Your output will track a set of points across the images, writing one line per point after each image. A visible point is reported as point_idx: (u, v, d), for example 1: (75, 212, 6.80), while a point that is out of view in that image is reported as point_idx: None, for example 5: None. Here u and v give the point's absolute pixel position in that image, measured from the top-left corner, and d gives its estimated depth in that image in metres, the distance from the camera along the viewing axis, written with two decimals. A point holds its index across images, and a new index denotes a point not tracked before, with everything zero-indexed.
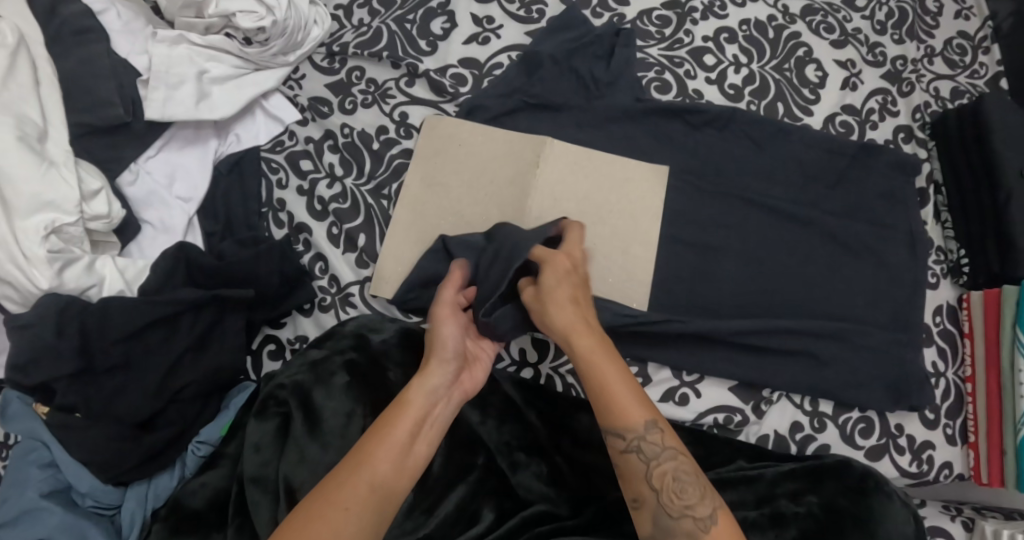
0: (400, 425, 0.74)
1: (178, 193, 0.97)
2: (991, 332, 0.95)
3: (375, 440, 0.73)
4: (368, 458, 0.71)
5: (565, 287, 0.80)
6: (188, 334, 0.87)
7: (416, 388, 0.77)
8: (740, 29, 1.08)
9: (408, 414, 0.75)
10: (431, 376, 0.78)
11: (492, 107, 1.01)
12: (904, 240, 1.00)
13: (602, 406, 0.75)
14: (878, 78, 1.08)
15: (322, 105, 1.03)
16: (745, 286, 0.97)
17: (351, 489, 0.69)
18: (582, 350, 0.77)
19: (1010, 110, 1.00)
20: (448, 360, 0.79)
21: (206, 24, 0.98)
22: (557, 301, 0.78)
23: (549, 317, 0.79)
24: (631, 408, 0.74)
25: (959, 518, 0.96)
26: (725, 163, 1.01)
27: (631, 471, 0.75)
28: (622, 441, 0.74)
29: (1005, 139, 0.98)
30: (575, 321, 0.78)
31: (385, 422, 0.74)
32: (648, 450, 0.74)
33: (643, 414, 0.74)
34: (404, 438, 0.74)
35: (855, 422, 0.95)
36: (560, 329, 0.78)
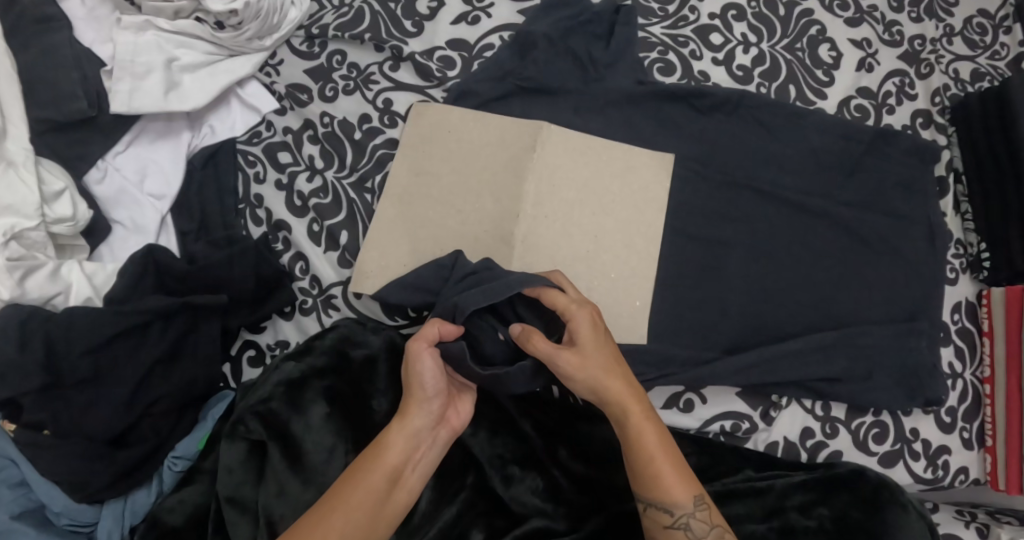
0: (378, 476, 0.71)
1: (149, 190, 0.90)
2: (1011, 330, 0.91)
3: (354, 491, 0.70)
4: (343, 511, 0.69)
5: (606, 349, 0.75)
6: (160, 344, 0.81)
7: (396, 433, 0.73)
8: (749, 6, 1.00)
9: (387, 463, 0.72)
10: (412, 419, 0.73)
11: (482, 93, 0.93)
12: (923, 233, 0.94)
13: (658, 482, 0.72)
14: (894, 59, 1.01)
15: (300, 92, 0.95)
16: (754, 285, 0.91)
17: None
18: (641, 419, 0.73)
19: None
20: (428, 402, 0.73)
21: (176, 8, 0.91)
22: (601, 365, 0.74)
23: (598, 383, 0.74)
24: (677, 485, 0.72)
25: (974, 524, 0.92)
26: (734, 151, 0.94)
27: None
28: (673, 517, 0.72)
29: None
30: (625, 390, 0.74)
31: (363, 469, 0.71)
32: (695, 527, 0.72)
33: (692, 488, 0.72)
34: (381, 490, 0.71)
35: (868, 427, 0.91)
36: (611, 397, 0.74)
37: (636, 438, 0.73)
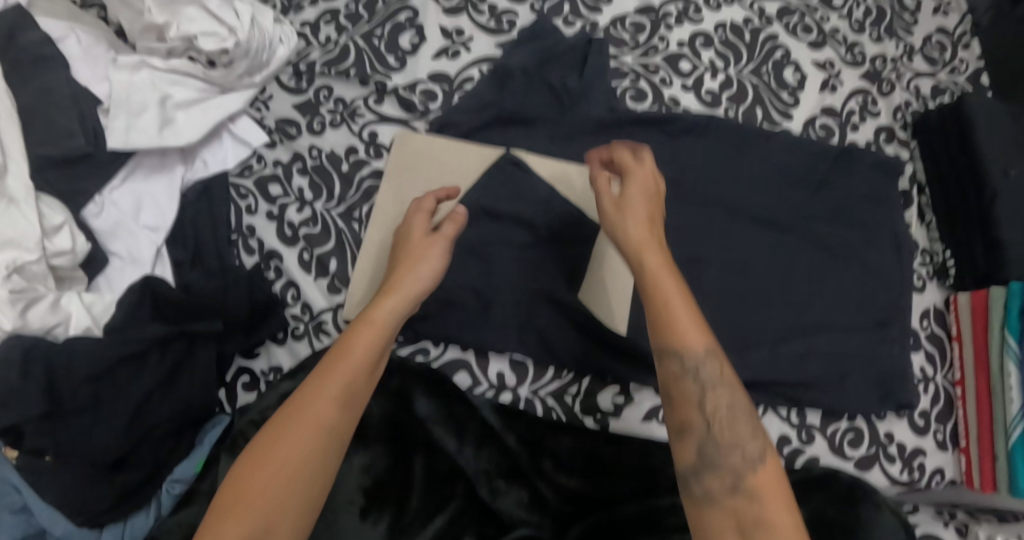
0: (359, 348, 0.71)
1: (145, 222, 0.94)
2: (978, 334, 0.95)
3: (336, 362, 0.70)
4: (325, 381, 0.69)
5: (642, 199, 0.76)
6: (156, 371, 0.84)
7: (374, 309, 0.74)
8: (716, 33, 1.04)
9: (366, 336, 0.72)
10: (397, 293, 0.75)
11: (463, 123, 0.96)
12: (888, 244, 0.98)
13: (664, 310, 0.70)
14: (857, 79, 1.06)
15: (289, 126, 0.99)
16: (730, 299, 0.94)
17: (306, 412, 0.67)
18: (653, 256, 0.72)
19: (994, 108, 0.98)
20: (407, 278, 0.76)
21: (168, 48, 0.96)
22: (635, 211, 0.75)
23: (624, 223, 0.75)
24: (690, 331, 0.69)
25: (953, 523, 0.93)
26: (706, 172, 0.97)
27: (683, 396, 0.69)
28: (681, 362, 0.68)
29: (988, 138, 0.96)
30: (648, 237, 0.74)
31: (344, 343, 0.72)
32: (706, 376, 0.69)
33: (704, 337, 0.69)
34: (363, 360, 0.71)
35: (843, 433, 0.94)
36: (629, 233, 0.74)
37: (651, 276, 0.71)
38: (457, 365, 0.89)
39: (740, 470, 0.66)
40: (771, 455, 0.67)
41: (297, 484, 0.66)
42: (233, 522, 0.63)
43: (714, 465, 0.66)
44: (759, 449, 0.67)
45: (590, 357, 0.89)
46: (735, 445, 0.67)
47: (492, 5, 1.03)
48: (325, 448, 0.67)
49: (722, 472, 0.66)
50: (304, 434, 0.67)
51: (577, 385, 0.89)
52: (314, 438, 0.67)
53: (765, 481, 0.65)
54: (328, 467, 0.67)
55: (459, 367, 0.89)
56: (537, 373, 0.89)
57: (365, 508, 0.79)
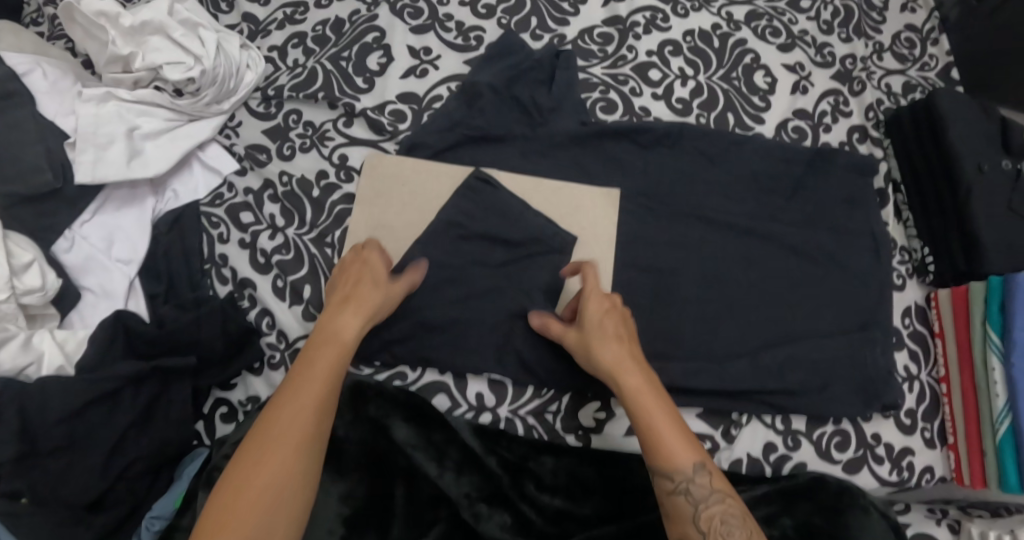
0: (325, 365, 0.76)
1: (117, 256, 0.93)
2: (961, 330, 0.95)
3: (304, 381, 0.75)
4: (298, 401, 0.73)
5: (608, 326, 0.81)
6: (132, 408, 0.83)
7: (334, 326, 0.79)
8: (684, 41, 1.04)
9: (329, 354, 0.77)
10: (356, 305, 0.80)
11: (433, 144, 0.95)
12: (867, 245, 0.98)
13: (649, 433, 0.74)
14: (828, 80, 1.06)
15: (259, 152, 0.99)
16: (708, 307, 0.93)
17: (281, 432, 0.72)
18: (631, 385, 0.76)
19: (962, 103, 0.98)
20: (363, 295, 0.81)
21: (134, 78, 0.95)
22: (604, 340, 0.80)
23: (595, 354, 0.79)
24: (680, 453, 0.73)
25: (945, 521, 0.94)
26: (679, 181, 0.96)
27: (678, 513, 0.73)
28: (669, 482, 0.73)
29: (960, 133, 0.96)
30: (619, 361, 0.78)
31: (307, 363, 0.76)
32: (698, 491, 0.72)
33: (688, 453, 0.73)
34: (331, 375, 0.76)
35: (830, 437, 0.93)
36: (604, 363, 0.78)
37: (631, 395, 0.76)
38: (436, 388, 0.88)
39: None
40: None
41: (282, 499, 0.70)
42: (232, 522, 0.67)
43: None
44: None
45: (569, 372, 0.88)
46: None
47: (459, 23, 1.03)
48: (304, 465, 0.72)
49: None
50: (286, 437, 0.71)
51: (558, 402, 0.88)
52: (292, 453, 0.71)
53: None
54: (308, 482, 0.72)
55: (437, 389, 0.88)
56: (516, 392, 0.88)
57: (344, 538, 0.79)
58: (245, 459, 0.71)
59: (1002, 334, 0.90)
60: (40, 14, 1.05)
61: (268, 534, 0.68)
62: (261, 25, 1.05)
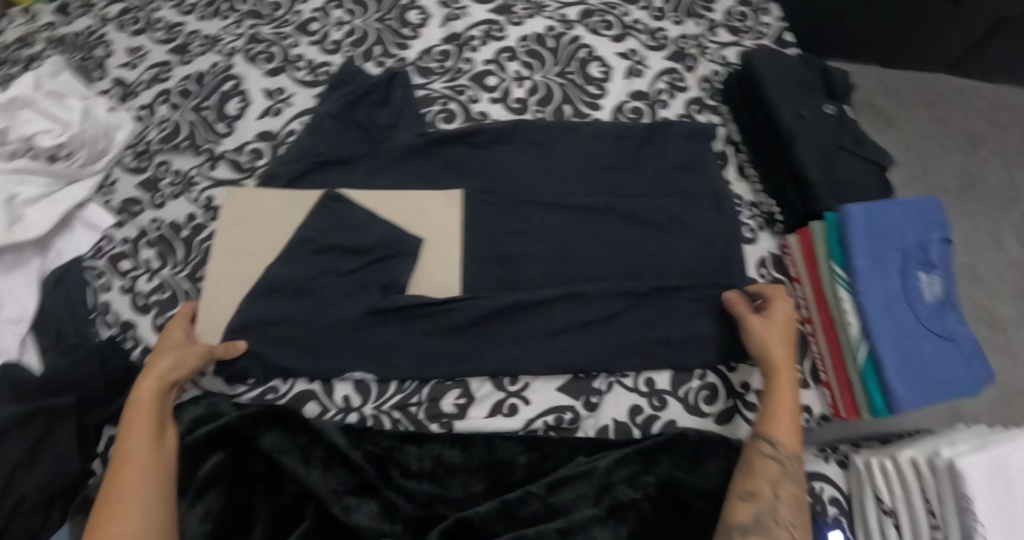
0: (137, 428, 0.81)
1: (7, 316, 0.98)
2: (812, 270, 1.01)
3: (125, 451, 0.79)
4: (123, 477, 0.77)
5: (784, 329, 0.91)
6: (18, 446, 0.88)
7: (136, 395, 0.83)
8: (520, 46, 1.13)
9: (138, 422, 0.81)
10: (155, 367, 0.86)
11: (285, 173, 1.01)
12: (709, 204, 1.03)
13: (779, 412, 0.85)
14: (663, 60, 1.15)
15: (134, 205, 1.05)
16: (558, 285, 0.97)
17: (116, 509, 0.76)
18: (789, 374, 0.88)
19: (771, 56, 1.08)
20: (161, 358, 0.87)
21: (10, 151, 1.04)
22: (782, 337, 0.90)
23: (783, 346, 0.89)
24: (792, 433, 0.84)
25: (835, 458, 1.01)
26: (519, 174, 1.02)
27: (759, 473, 0.82)
28: (774, 449, 0.83)
29: (774, 82, 1.05)
30: (784, 356, 0.89)
31: (125, 439, 0.80)
32: (788, 466, 0.83)
33: (795, 438, 0.85)
34: (147, 431, 0.81)
35: (698, 391, 0.95)
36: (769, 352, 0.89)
37: (781, 383, 0.87)
38: (304, 397, 0.92)
39: None
40: None
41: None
42: None
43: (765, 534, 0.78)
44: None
45: (425, 363, 0.92)
46: (789, 524, 0.79)
47: (309, 61, 1.12)
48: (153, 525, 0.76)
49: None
50: (119, 509, 0.76)
51: (418, 394, 0.92)
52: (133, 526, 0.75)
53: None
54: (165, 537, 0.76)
55: (305, 398, 0.92)
56: (380, 390, 0.92)
57: None
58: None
59: (845, 267, 0.97)
60: None
61: None
62: (131, 87, 1.14)
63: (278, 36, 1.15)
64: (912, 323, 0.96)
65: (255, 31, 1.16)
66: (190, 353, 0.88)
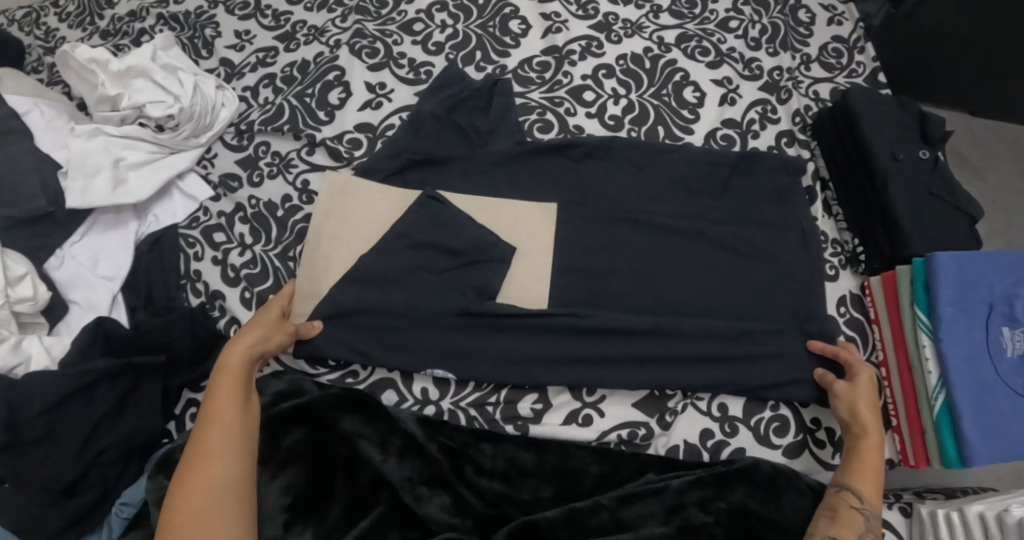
0: (224, 396, 0.83)
1: (102, 273, 1.02)
2: (893, 313, 1.01)
3: (210, 417, 0.81)
4: (206, 443, 0.79)
5: (869, 391, 0.92)
6: (107, 400, 0.90)
7: (224, 361, 0.85)
8: (617, 64, 1.15)
9: (225, 387, 0.83)
10: (246, 337, 0.88)
11: (383, 169, 1.03)
12: (795, 237, 1.03)
13: (866, 465, 0.86)
14: (756, 91, 1.15)
15: (231, 180, 1.09)
16: (640, 302, 0.98)
17: (200, 474, 0.77)
18: (875, 436, 0.88)
19: (871, 98, 1.08)
20: (253, 330, 0.89)
21: (121, 117, 1.07)
22: (871, 400, 0.91)
23: (868, 409, 0.90)
24: (875, 490, 0.85)
25: (898, 505, 1.00)
26: (611, 189, 1.04)
27: (846, 524, 0.82)
28: (862, 503, 0.83)
29: (870, 124, 1.05)
30: (871, 416, 0.89)
31: (211, 405, 0.82)
32: (872, 520, 0.83)
33: (878, 496, 0.85)
34: (233, 399, 0.83)
35: (768, 422, 0.96)
36: (862, 407, 0.89)
37: (863, 437, 0.88)
38: (383, 385, 0.95)
39: None
40: None
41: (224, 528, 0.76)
42: None
43: None
44: None
45: (507, 366, 0.94)
46: None
47: (411, 60, 1.15)
48: (236, 489, 0.78)
49: None
50: (201, 476, 0.77)
51: (497, 395, 0.95)
52: (217, 488, 0.77)
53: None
54: (246, 503, 0.78)
55: (385, 386, 0.94)
56: (458, 388, 0.95)
57: (288, 522, 0.84)
58: (173, 509, 0.76)
59: (929, 313, 0.96)
60: (40, 63, 1.21)
61: None
62: (236, 68, 1.18)
63: (382, 32, 1.17)
64: (991, 377, 0.95)
65: (360, 26, 1.18)
66: (281, 331, 0.91)
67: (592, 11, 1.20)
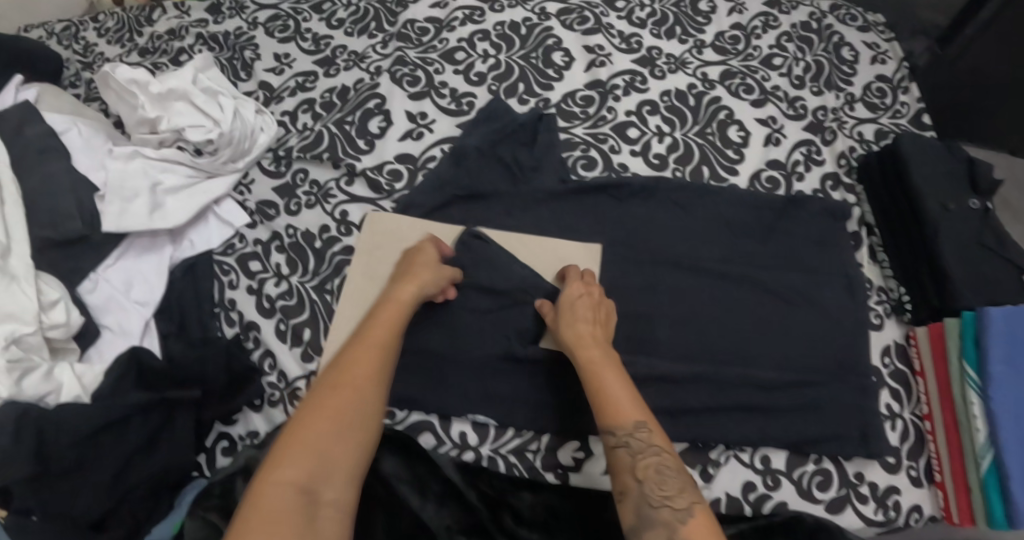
0: (386, 324, 0.86)
1: (135, 298, 1.00)
2: (941, 366, 0.98)
3: (371, 337, 0.84)
4: (361, 356, 0.82)
5: (581, 305, 0.90)
6: (140, 434, 0.88)
7: (394, 300, 0.89)
8: (661, 101, 1.13)
9: (393, 317, 0.87)
10: (416, 280, 0.91)
11: (425, 202, 1.04)
12: (841, 284, 1.02)
13: (605, 392, 0.82)
14: (801, 131, 1.14)
15: (269, 208, 1.08)
16: (683, 347, 0.98)
17: (351, 379, 0.79)
18: (590, 356, 0.85)
19: (920, 146, 1.06)
20: (422, 274, 0.91)
21: (159, 138, 1.06)
22: (569, 317, 0.89)
23: (565, 329, 0.88)
24: (625, 408, 0.80)
25: None
26: (653, 231, 1.04)
27: (621, 465, 0.78)
28: (613, 434, 0.79)
29: (923, 172, 1.04)
30: (582, 336, 0.87)
31: (374, 327, 0.85)
32: (637, 444, 0.77)
33: (633, 412, 0.79)
34: (393, 330, 0.86)
35: (811, 476, 0.94)
36: (569, 333, 0.88)
37: (585, 362, 0.85)
38: (419, 427, 0.93)
39: (672, 523, 0.72)
40: (698, 511, 0.72)
41: (351, 443, 0.76)
42: (299, 464, 0.72)
43: (649, 523, 0.73)
44: (688, 504, 0.73)
45: (549, 409, 0.93)
46: (665, 500, 0.74)
47: (453, 89, 1.14)
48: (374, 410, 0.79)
49: (657, 528, 0.72)
50: (354, 384, 0.79)
51: (538, 441, 0.93)
52: (364, 400, 0.79)
53: (693, 531, 0.71)
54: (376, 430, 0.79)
55: (422, 428, 0.92)
56: (499, 431, 0.93)
57: None
58: (317, 402, 0.77)
59: (978, 370, 0.94)
60: (78, 78, 1.19)
61: (333, 471, 0.74)
62: (275, 91, 1.16)
63: (424, 61, 1.16)
64: None
65: (401, 53, 1.17)
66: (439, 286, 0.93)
67: (635, 45, 1.19)
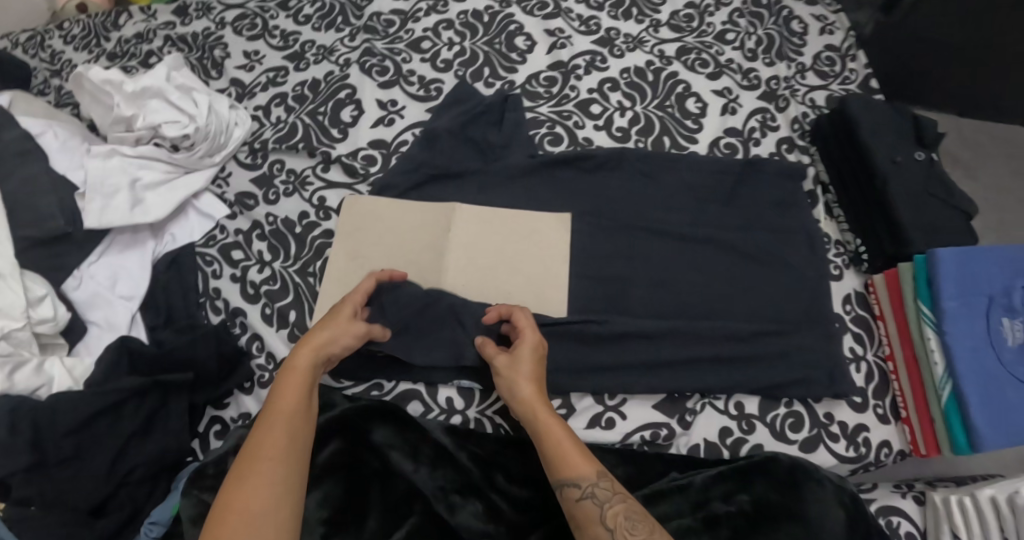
0: (290, 386, 0.84)
1: (120, 292, 1.02)
2: (898, 309, 1.03)
3: (276, 405, 0.82)
4: (269, 427, 0.81)
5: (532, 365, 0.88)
6: (133, 419, 0.90)
7: (293, 362, 0.86)
8: (621, 78, 1.19)
9: (296, 380, 0.85)
10: (315, 343, 0.87)
11: (400, 183, 1.08)
12: (801, 242, 1.07)
13: (561, 447, 0.81)
14: (755, 100, 1.19)
15: (247, 199, 1.11)
16: (656, 305, 1.02)
17: (263, 454, 0.79)
18: (547, 415, 0.84)
19: (868, 105, 1.13)
20: (322, 336, 0.88)
21: (136, 136, 1.08)
22: (524, 375, 0.87)
23: (515, 385, 0.87)
24: (580, 460, 0.80)
25: (911, 494, 0.98)
26: (619, 200, 1.08)
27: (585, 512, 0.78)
28: (579, 486, 0.79)
29: (869, 129, 1.10)
30: (530, 393, 0.86)
31: (278, 394, 0.84)
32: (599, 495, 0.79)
33: (588, 465, 0.80)
34: (298, 392, 0.84)
35: (783, 418, 0.99)
36: (520, 394, 0.86)
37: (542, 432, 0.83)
38: (408, 396, 0.96)
39: None
40: None
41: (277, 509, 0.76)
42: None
43: None
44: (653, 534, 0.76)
45: None
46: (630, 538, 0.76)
47: (420, 77, 1.18)
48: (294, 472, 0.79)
49: None
50: (265, 455, 0.78)
51: None
52: (279, 468, 0.78)
53: None
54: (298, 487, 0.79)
55: (411, 396, 0.96)
56: (484, 394, 0.97)
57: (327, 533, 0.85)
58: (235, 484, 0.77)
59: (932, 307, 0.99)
60: (46, 86, 1.22)
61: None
62: (247, 88, 1.20)
63: (392, 51, 1.20)
64: (997, 369, 0.96)
65: (369, 45, 1.21)
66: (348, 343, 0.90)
67: (594, 27, 1.24)
